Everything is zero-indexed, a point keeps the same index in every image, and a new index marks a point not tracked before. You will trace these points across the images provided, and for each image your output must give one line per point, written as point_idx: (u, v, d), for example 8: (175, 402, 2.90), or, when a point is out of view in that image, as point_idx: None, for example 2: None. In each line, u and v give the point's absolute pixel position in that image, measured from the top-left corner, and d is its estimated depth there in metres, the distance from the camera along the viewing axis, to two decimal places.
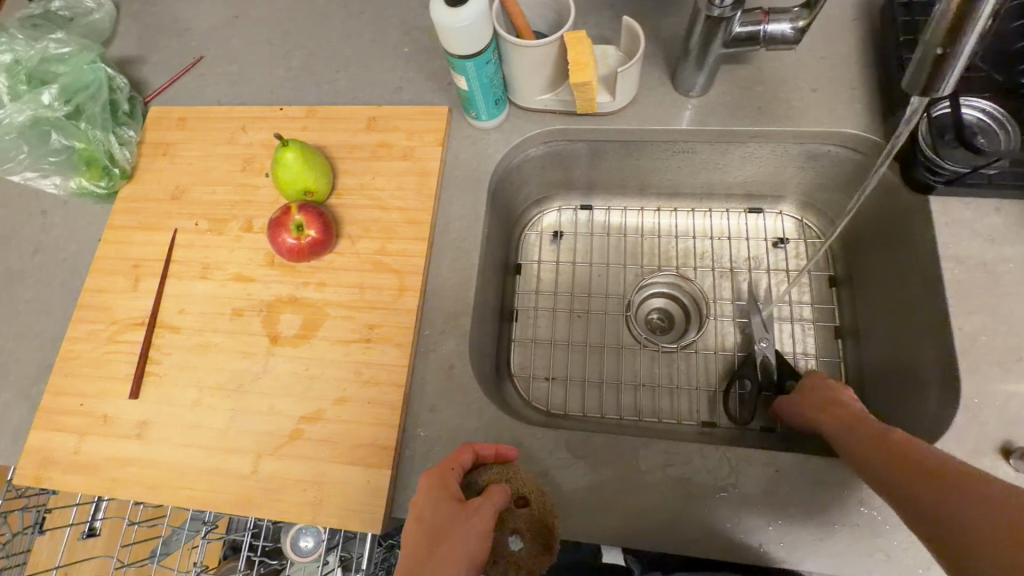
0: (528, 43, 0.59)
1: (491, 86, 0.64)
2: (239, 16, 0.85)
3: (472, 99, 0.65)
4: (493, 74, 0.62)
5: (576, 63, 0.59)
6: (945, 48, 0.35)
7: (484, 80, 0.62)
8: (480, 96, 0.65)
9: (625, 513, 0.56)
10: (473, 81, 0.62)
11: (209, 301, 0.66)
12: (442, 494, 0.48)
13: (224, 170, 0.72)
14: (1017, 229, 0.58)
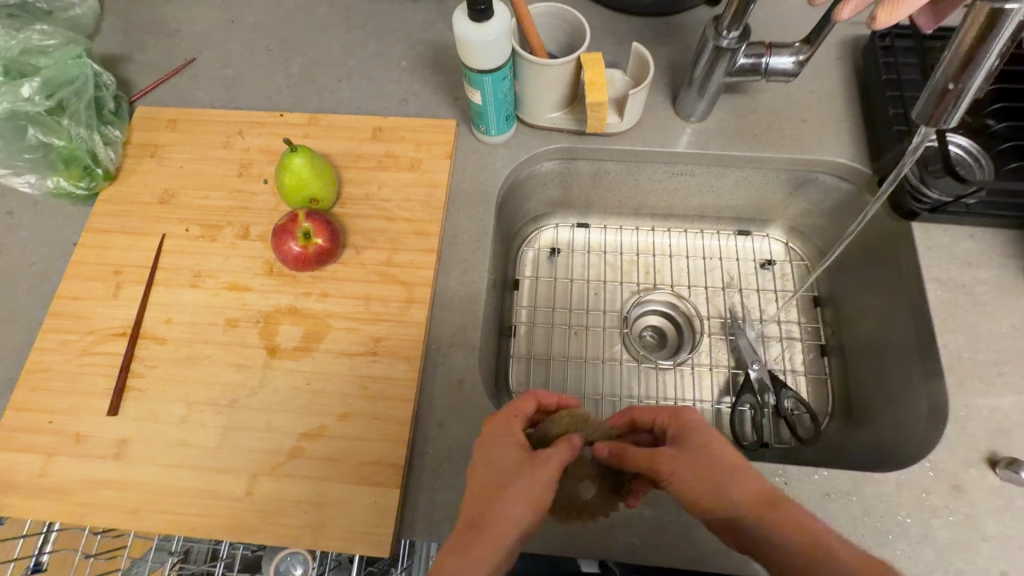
0: (544, 61, 0.60)
1: (504, 102, 0.65)
2: (236, 20, 0.83)
3: (484, 114, 0.66)
4: (507, 90, 0.63)
5: (592, 83, 0.60)
6: (955, 83, 0.38)
7: (499, 96, 0.63)
8: (492, 111, 0.65)
9: (640, 530, 0.55)
10: (488, 96, 0.63)
11: (200, 310, 0.62)
12: (509, 443, 0.49)
13: (219, 175, 0.69)
14: (991, 254, 0.63)
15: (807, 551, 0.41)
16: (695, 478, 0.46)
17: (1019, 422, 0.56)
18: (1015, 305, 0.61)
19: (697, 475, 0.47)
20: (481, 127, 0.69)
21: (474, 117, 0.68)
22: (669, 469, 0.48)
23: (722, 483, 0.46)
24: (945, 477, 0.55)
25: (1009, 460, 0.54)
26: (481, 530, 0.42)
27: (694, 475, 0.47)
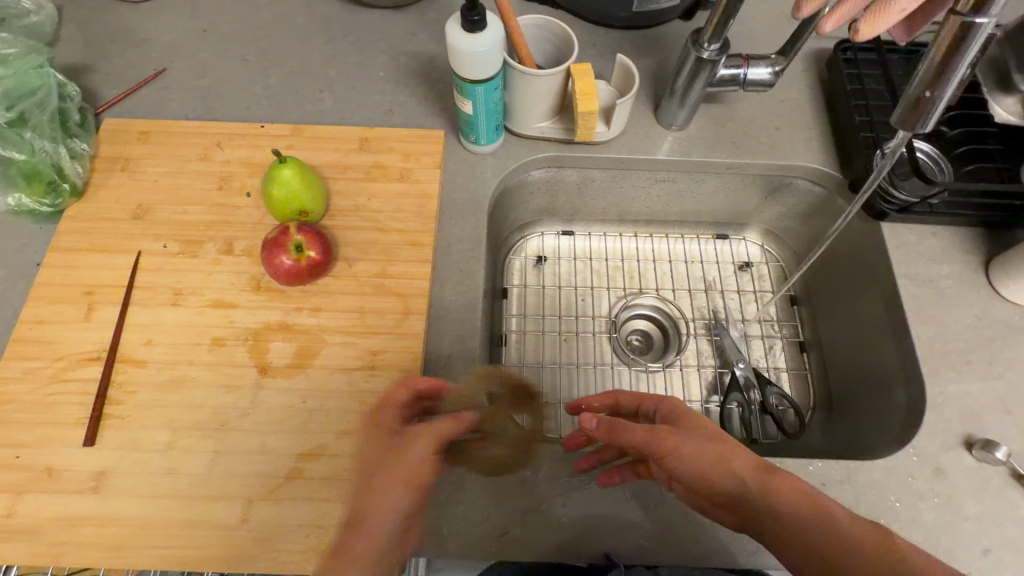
0: (535, 72, 0.61)
1: (494, 111, 0.65)
2: (208, 30, 0.80)
3: (474, 123, 0.66)
4: (498, 100, 0.64)
5: (585, 92, 0.62)
6: (930, 91, 0.41)
7: (489, 106, 0.64)
8: (482, 120, 0.66)
9: (649, 530, 0.55)
10: (479, 106, 0.63)
11: (183, 330, 0.59)
12: (374, 436, 0.53)
13: (198, 188, 0.66)
14: (952, 250, 0.68)
15: (808, 520, 0.44)
16: (700, 452, 0.48)
17: (989, 406, 0.60)
18: (977, 297, 0.65)
19: (701, 453, 0.48)
20: (470, 135, 0.69)
21: (463, 126, 0.69)
22: (677, 448, 0.49)
23: (724, 458, 0.48)
24: (928, 461, 0.58)
25: (983, 441, 0.58)
26: (361, 523, 0.48)
27: (696, 452, 0.49)
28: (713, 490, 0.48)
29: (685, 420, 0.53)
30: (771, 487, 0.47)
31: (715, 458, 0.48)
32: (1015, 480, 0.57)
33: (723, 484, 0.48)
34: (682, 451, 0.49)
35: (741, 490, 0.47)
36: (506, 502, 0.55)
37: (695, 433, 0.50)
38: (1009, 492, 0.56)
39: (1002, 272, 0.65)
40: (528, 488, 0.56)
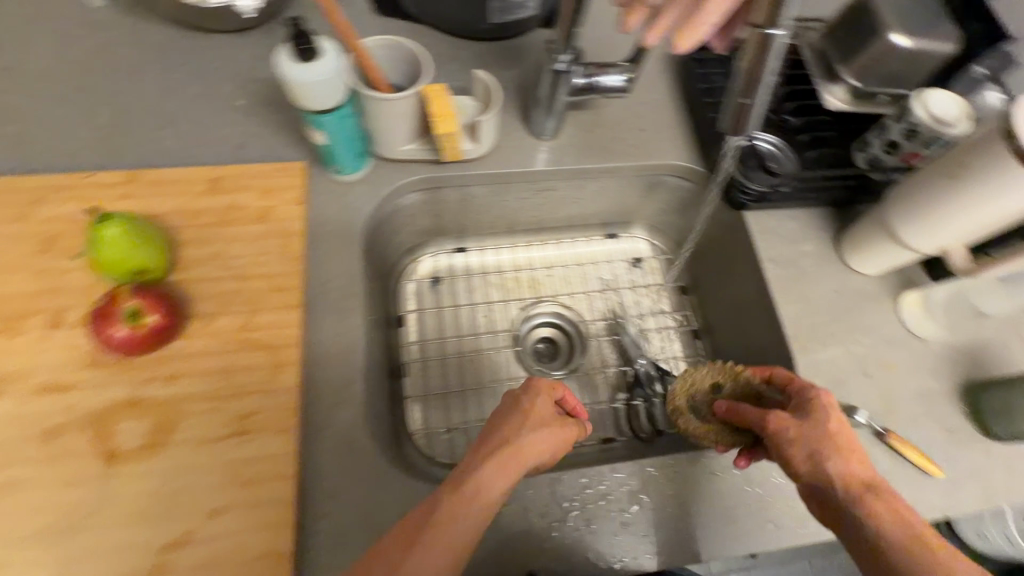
0: (382, 97, 0.58)
1: (351, 139, 0.62)
2: (13, 67, 0.70)
3: (332, 154, 0.62)
4: (352, 128, 0.60)
5: (439, 114, 0.60)
6: (745, 100, 0.44)
7: (344, 135, 0.60)
8: (340, 149, 0.62)
9: (556, 551, 0.55)
10: (333, 135, 0.59)
11: (5, 424, 0.51)
12: (547, 396, 0.52)
13: (13, 254, 0.57)
14: (809, 230, 0.72)
15: (901, 534, 0.44)
16: (841, 438, 0.49)
17: (851, 372, 0.65)
18: (834, 271, 0.71)
19: (815, 450, 0.49)
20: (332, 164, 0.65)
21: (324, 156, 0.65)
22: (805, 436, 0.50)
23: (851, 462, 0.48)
24: None
25: (848, 408, 0.62)
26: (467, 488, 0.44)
27: (822, 453, 0.49)
28: (805, 485, 0.50)
29: (810, 414, 0.51)
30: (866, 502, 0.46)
31: (823, 457, 0.49)
32: (880, 438, 0.62)
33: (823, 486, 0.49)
34: (814, 448, 0.49)
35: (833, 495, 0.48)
36: None
37: (819, 429, 0.50)
38: (874, 449, 0.61)
39: (849, 247, 0.69)
40: None
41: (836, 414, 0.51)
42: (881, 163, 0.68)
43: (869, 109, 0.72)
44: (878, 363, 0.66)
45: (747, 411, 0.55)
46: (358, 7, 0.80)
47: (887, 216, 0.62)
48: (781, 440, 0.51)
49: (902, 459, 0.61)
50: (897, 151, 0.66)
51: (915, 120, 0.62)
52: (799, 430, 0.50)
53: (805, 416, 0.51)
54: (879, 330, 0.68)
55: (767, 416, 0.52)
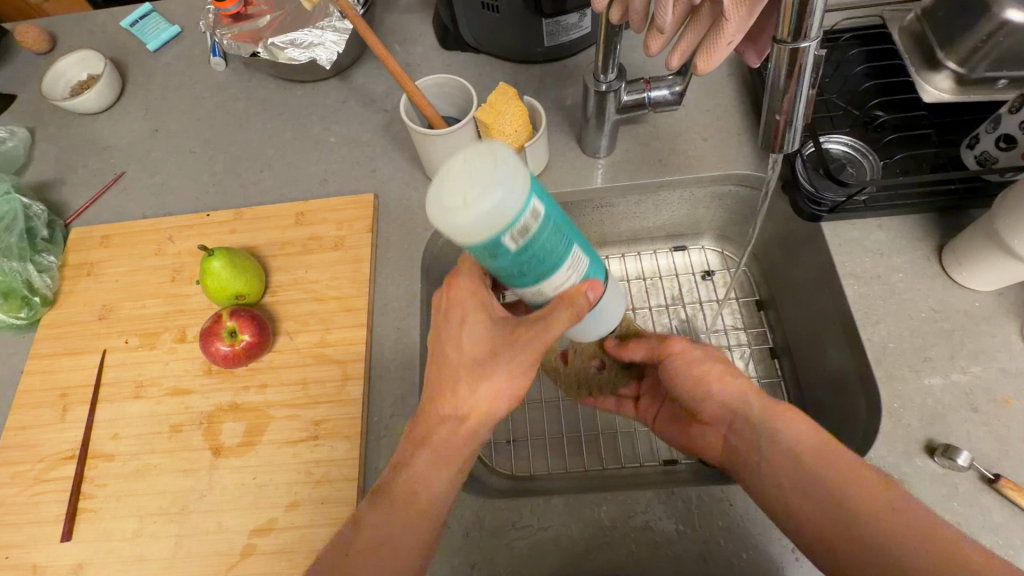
0: (426, 132, 0.65)
1: (545, 250, 0.40)
2: (160, 128, 0.85)
3: (499, 227, 0.36)
4: (546, 251, 0.40)
5: (491, 105, 0.65)
6: (781, 115, 0.41)
7: (534, 240, 0.39)
8: (509, 193, 0.36)
9: (582, 557, 0.56)
10: (549, 209, 0.40)
11: (145, 421, 0.64)
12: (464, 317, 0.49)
13: (153, 283, 0.71)
14: (901, 240, 0.64)
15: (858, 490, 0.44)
16: (737, 389, 0.54)
17: (953, 405, 0.56)
18: (931, 288, 0.62)
19: (724, 383, 0.55)
20: (462, 208, 0.36)
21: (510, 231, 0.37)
22: (712, 379, 0.55)
23: (730, 376, 0.55)
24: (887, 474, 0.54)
25: (944, 446, 0.54)
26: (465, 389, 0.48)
27: (714, 369, 0.56)
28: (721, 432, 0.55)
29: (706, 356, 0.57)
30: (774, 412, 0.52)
31: (717, 373, 0.56)
32: (988, 484, 0.53)
33: (719, 408, 0.55)
34: (704, 367, 0.56)
35: (738, 409, 0.54)
36: (455, 549, 0.57)
37: (722, 371, 0.56)
38: (981, 496, 0.53)
39: (957, 260, 0.60)
40: (478, 525, 0.58)
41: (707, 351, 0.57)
42: (994, 160, 0.58)
43: (984, 97, 0.61)
44: (990, 396, 0.57)
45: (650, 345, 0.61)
46: (424, 46, 0.87)
47: (995, 220, 0.53)
48: (672, 360, 0.58)
49: (1017, 509, 0.52)
50: (1014, 146, 0.56)
51: None
52: (686, 348, 0.58)
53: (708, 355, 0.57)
54: (993, 358, 0.58)
55: (671, 352, 0.58)
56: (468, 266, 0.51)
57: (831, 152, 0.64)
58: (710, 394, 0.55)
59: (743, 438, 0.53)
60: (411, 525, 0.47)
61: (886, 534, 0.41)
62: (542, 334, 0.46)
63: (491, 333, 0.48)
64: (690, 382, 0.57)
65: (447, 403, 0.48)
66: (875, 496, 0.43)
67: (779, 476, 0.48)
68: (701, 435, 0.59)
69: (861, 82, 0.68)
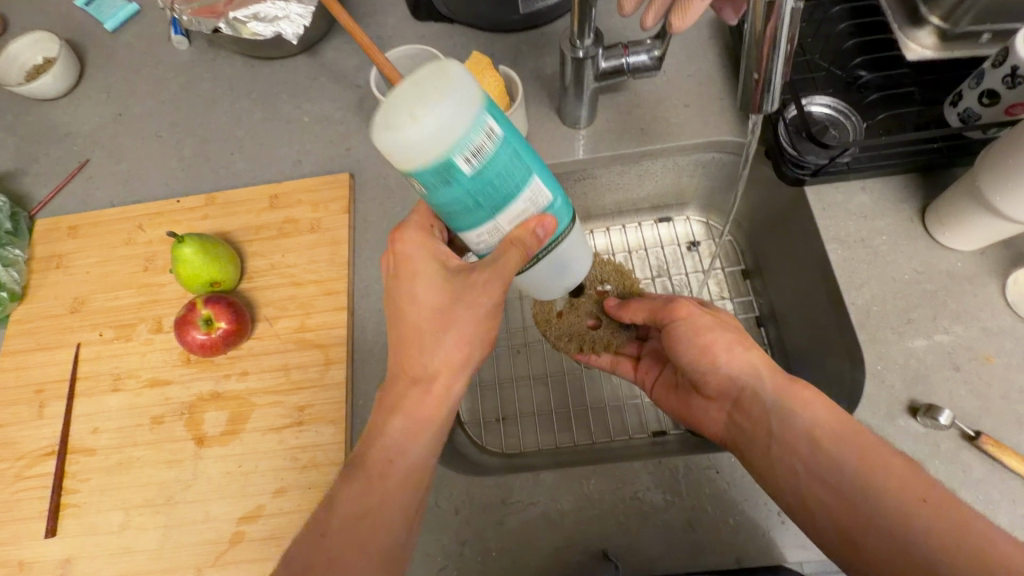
0: None
1: (498, 177, 0.42)
2: (123, 112, 0.82)
3: (450, 147, 0.38)
4: (499, 174, 0.42)
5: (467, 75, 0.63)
6: (760, 72, 0.39)
7: (485, 163, 0.40)
8: (451, 116, 0.38)
9: (573, 530, 0.56)
10: (504, 132, 0.42)
11: (125, 413, 0.63)
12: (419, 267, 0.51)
13: (125, 273, 0.69)
14: (884, 203, 0.63)
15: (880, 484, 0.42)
16: (747, 361, 0.53)
17: (936, 365, 0.57)
18: (914, 250, 0.62)
19: (738, 357, 0.54)
20: (411, 124, 0.37)
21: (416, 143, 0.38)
22: (720, 349, 0.55)
23: (744, 350, 0.54)
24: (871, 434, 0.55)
25: (927, 405, 0.54)
26: (423, 332, 0.50)
27: (724, 340, 0.55)
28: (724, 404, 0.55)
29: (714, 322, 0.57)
30: (792, 394, 0.50)
31: (725, 345, 0.55)
32: (969, 441, 0.53)
33: (725, 379, 0.54)
34: (714, 336, 0.55)
35: (751, 387, 0.52)
36: (447, 528, 0.57)
37: (731, 339, 0.55)
38: (963, 453, 0.53)
39: (942, 221, 0.60)
40: (467, 502, 0.58)
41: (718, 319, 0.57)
42: (977, 117, 0.58)
43: (968, 52, 0.60)
44: (972, 354, 0.57)
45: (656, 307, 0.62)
46: (396, 17, 0.83)
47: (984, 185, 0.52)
48: (677, 327, 0.58)
49: (998, 464, 0.53)
50: (997, 102, 0.55)
51: (1015, 62, 0.51)
52: (692, 315, 0.58)
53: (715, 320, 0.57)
54: (975, 317, 0.58)
55: (676, 313, 0.58)
56: (420, 222, 0.53)
57: (814, 115, 0.63)
58: (716, 366, 0.54)
59: (749, 416, 0.52)
60: (388, 494, 0.47)
61: (890, 523, 0.40)
62: (499, 267, 0.46)
63: (450, 284, 0.50)
64: (694, 349, 0.56)
65: (414, 356, 0.50)
66: (905, 493, 0.41)
67: (777, 450, 0.48)
68: (706, 413, 0.57)
69: (845, 41, 0.67)
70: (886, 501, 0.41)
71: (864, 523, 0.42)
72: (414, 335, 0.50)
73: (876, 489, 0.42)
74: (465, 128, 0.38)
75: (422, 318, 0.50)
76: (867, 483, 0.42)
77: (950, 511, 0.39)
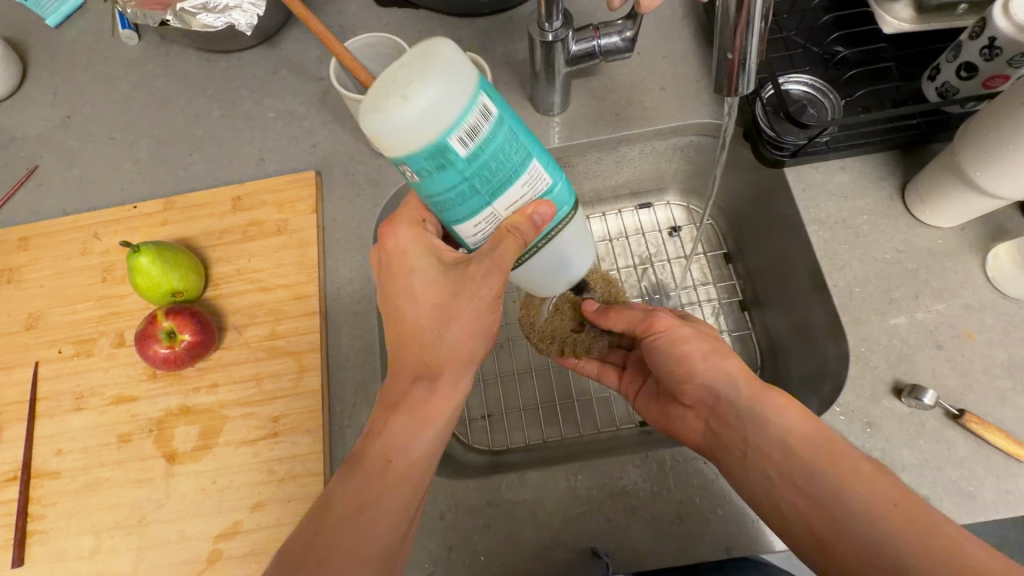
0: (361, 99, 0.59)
1: (495, 159, 0.39)
2: (72, 114, 0.77)
3: (441, 129, 0.36)
4: (498, 156, 0.39)
5: None
6: (734, 52, 0.37)
7: (481, 145, 0.38)
8: (440, 95, 0.35)
9: (561, 529, 0.55)
10: (501, 113, 0.39)
11: (90, 433, 0.60)
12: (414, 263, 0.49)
13: (83, 285, 0.66)
14: (864, 181, 0.62)
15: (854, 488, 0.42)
16: (727, 367, 0.51)
17: (918, 344, 0.56)
18: (895, 228, 0.61)
19: (714, 366, 0.52)
20: (400, 104, 0.35)
21: (401, 123, 0.35)
22: (698, 359, 0.53)
23: (721, 358, 0.52)
24: (857, 417, 0.54)
25: (912, 386, 0.54)
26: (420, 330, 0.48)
27: (698, 349, 0.53)
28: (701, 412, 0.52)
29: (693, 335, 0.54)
30: (765, 400, 0.49)
31: (702, 354, 0.53)
32: (953, 419, 0.53)
33: (700, 388, 0.52)
34: (691, 346, 0.53)
35: (724, 395, 0.50)
36: (433, 534, 0.56)
37: (706, 352, 0.53)
38: (947, 432, 0.53)
39: (921, 199, 0.59)
40: (453, 507, 0.56)
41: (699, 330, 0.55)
42: (955, 91, 0.57)
43: (945, 24, 0.59)
44: (954, 332, 0.57)
45: (633, 316, 0.59)
46: (357, 3, 0.79)
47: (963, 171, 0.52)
48: (656, 339, 0.56)
49: (981, 442, 0.53)
50: (975, 75, 0.54)
51: (994, 33, 0.50)
52: (672, 328, 0.55)
53: (698, 331, 0.55)
54: (957, 294, 0.58)
55: (654, 323, 0.56)
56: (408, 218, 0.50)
57: (792, 94, 0.61)
58: (693, 376, 0.52)
59: (725, 423, 0.50)
60: (357, 506, 0.43)
61: (866, 527, 0.40)
62: (494, 261, 0.43)
63: (442, 276, 0.48)
64: (675, 360, 0.54)
65: (416, 352, 0.48)
66: (879, 497, 0.41)
67: (755, 457, 0.47)
68: (682, 419, 0.54)
69: (821, 17, 0.65)
70: (860, 504, 0.41)
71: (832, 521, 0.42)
72: (415, 330, 0.48)
73: (851, 493, 0.42)
74: (460, 107, 0.36)
75: (419, 313, 0.48)
76: (841, 484, 0.42)
77: (920, 515, 0.39)
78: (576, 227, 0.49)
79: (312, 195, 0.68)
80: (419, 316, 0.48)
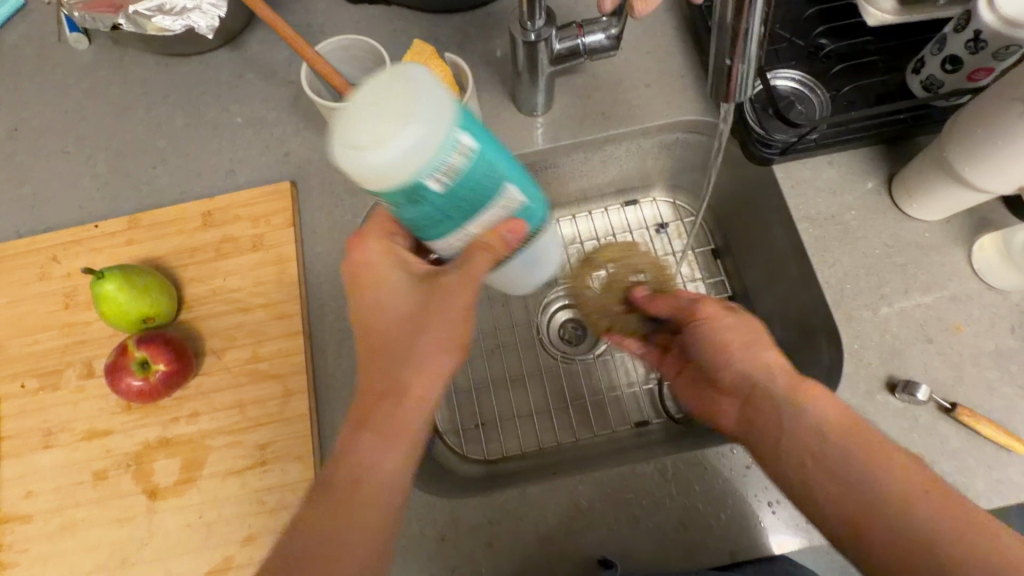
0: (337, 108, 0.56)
1: (472, 185, 0.39)
2: (20, 127, 0.72)
3: (414, 171, 0.36)
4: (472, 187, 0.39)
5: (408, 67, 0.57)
6: (732, 58, 0.36)
7: (456, 180, 0.38)
8: (409, 131, 0.35)
9: (564, 542, 0.54)
10: (481, 144, 0.39)
11: (62, 471, 0.56)
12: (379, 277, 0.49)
13: (44, 313, 0.62)
14: (851, 177, 0.62)
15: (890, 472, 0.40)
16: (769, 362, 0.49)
17: (909, 339, 0.57)
18: (883, 223, 0.61)
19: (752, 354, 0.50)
20: (370, 145, 0.35)
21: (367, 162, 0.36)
22: (736, 345, 0.51)
23: (761, 349, 0.50)
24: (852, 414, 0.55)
25: (905, 382, 0.54)
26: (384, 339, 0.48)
27: (739, 336, 0.51)
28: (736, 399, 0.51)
29: (744, 324, 0.52)
30: (800, 389, 0.46)
31: (741, 342, 0.51)
32: (946, 413, 0.54)
33: (736, 375, 0.50)
34: (728, 334, 0.52)
35: (759, 383, 0.49)
36: (434, 557, 0.54)
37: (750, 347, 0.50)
38: (940, 425, 0.54)
39: (908, 194, 0.59)
40: (453, 527, 0.55)
41: (753, 322, 0.52)
42: (940, 83, 0.56)
43: (927, 15, 0.58)
44: (943, 325, 0.57)
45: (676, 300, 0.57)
46: None
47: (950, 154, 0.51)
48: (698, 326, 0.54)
49: (972, 433, 0.53)
50: (959, 68, 0.54)
51: (979, 27, 0.50)
52: (717, 314, 0.53)
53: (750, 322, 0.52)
54: (944, 287, 0.59)
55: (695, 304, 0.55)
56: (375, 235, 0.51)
57: (780, 90, 0.61)
58: (730, 361, 0.51)
59: (759, 412, 0.48)
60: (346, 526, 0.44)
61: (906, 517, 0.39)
62: (467, 273, 0.45)
63: (412, 292, 0.48)
64: (711, 342, 0.52)
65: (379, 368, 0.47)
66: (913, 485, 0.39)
67: (785, 444, 0.45)
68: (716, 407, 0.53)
69: (805, 9, 0.64)
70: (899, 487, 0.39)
71: (878, 526, 0.39)
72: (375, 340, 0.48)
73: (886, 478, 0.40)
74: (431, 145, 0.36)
75: (383, 318, 0.48)
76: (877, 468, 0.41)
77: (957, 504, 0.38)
78: (546, 236, 0.51)
79: (290, 208, 0.64)
80: (380, 320, 0.48)
